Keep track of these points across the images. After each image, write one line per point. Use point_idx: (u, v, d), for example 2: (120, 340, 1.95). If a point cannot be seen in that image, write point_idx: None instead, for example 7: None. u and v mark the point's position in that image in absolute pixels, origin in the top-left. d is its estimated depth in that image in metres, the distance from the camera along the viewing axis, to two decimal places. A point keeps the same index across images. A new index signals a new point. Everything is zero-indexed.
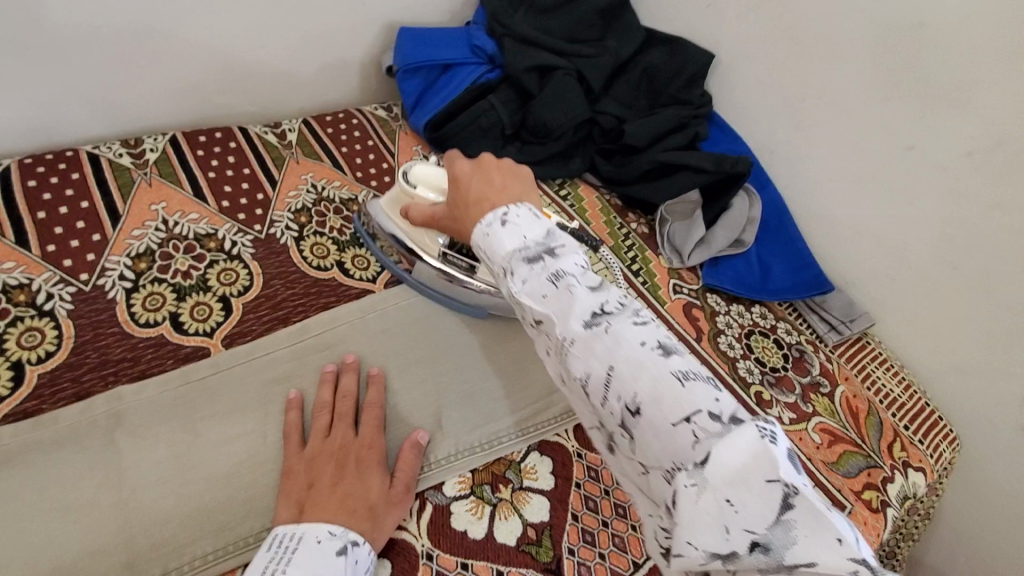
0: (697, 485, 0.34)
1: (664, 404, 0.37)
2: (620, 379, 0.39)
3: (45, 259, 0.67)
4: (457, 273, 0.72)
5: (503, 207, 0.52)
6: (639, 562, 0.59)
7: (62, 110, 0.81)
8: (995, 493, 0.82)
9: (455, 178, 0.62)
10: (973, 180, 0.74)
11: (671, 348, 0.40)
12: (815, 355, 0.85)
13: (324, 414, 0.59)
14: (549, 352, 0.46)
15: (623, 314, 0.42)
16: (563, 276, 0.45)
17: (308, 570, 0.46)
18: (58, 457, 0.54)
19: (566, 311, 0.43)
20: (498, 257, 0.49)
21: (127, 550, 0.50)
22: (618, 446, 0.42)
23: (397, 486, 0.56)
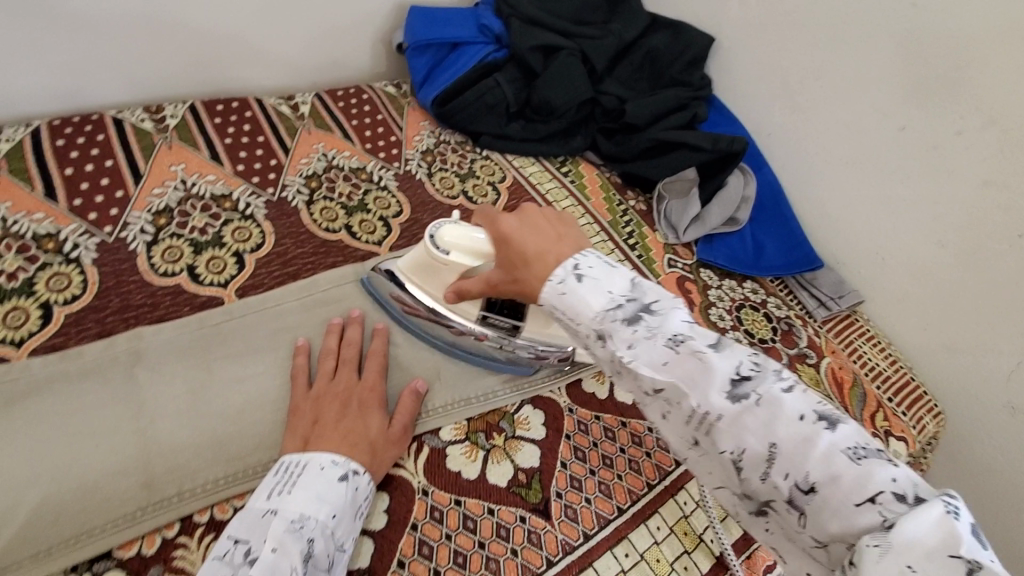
0: (880, 547, 0.35)
1: (843, 481, 0.39)
2: (788, 456, 0.41)
3: (72, 211, 0.71)
4: (501, 334, 0.68)
5: (570, 258, 0.52)
6: (624, 508, 0.63)
7: (88, 76, 0.85)
8: (978, 466, 0.84)
9: (505, 234, 0.57)
10: (960, 159, 0.77)
11: (833, 418, 0.41)
12: (803, 329, 0.88)
13: (329, 359, 0.63)
14: (673, 417, 0.47)
15: (766, 378, 0.43)
16: (682, 340, 0.46)
17: (312, 492, 0.50)
18: (83, 388, 0.58)
19: (702, 383, 0.44)
20: (586, 318, 0.49)
21: (145, 472, 0.54)
22: (776, 513, 0.43)
23: (395, 427, 0.60)
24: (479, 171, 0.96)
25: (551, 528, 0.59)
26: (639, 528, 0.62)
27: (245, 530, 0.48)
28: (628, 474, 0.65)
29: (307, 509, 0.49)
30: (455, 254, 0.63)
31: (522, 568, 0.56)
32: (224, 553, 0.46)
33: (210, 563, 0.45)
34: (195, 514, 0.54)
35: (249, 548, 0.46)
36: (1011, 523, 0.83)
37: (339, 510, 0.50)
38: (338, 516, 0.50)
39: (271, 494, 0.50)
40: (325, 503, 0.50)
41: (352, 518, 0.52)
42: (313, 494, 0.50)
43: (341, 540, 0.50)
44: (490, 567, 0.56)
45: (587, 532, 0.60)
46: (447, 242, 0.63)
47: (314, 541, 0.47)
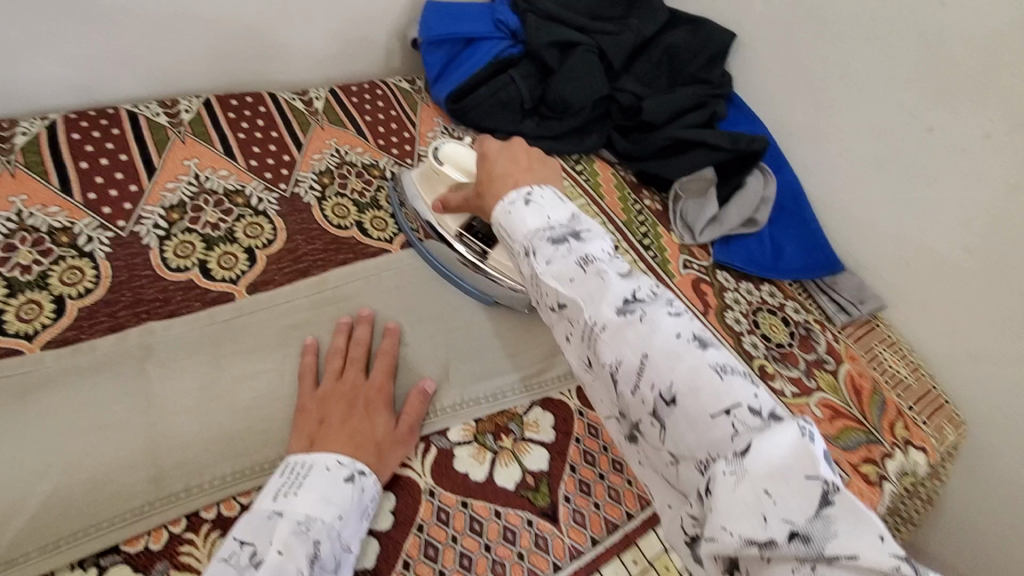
0: (736, 475, 0.34)
1: (703, 396, 0.38)
2: (656, 368, 0.40)
3: (86, 205, 0.71)
4: (468, 255, 0.73)
5: (526, 187, 0.54)
6: (634, 513, 0.61)
7: (106, 69, 0.85)
8: (1001, 481, 0.82)
9: (484, 153, 0.61)
10: (990, 163, 0.74)
11: (707, 341, 0.40)
12: (821, 334, 0.86)
13: (338, 359, 0.62)
14: (572, 336, 0.46)
15: (657, 303, 0.43)
16: (591, 261, 0.46)
17: (317, 495, 0.49)
18: (94, 382, 0.58)
19: (597, 297, 0.43)
20: (520, 235, 0.50)
21: (153, 468, 0.54)
22: (644, 436, 0.41)
23: (401, 427, 0.59)
24: None
25: (558, 533, 0.58)
26: (649, 534, 0.61)
27: (250, 532, 0.47)
28: (637, 479, 0.64)
29: (313, 511, 0.48)
30: (446, 167, 0.74)
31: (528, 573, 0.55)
32: (230, 555, 0.45)
33: (216, 565, 0.44)
34: (203, 511, 0.54)
35: (256, 551, 0.45)
36: None
37: (345, 512, 0.50)
38: (344, 518, 0.49)
39: (276, 495, 0.49)
40: (331, 506, 0.49)
41: (358, 520, 0.51)
42: (319, 497, 0.49)
43: (348, 543, 0.49)
44: (495, 570, 0.55)
45: (595, 537, 0.59)
46: (443, 154, 0.74)
47: (320, 544, 0.47)
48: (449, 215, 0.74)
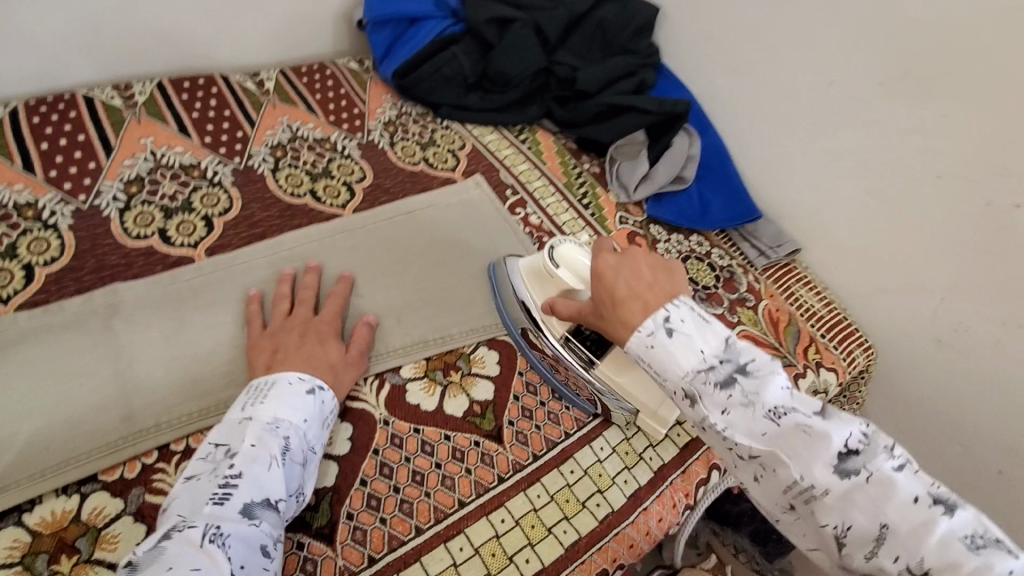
0: None
1: (961, 570, 0.38)
2: (900, 539, 0.40)
3: (48, 182, 0.75)
4: (574, 362, 0.68)
5: (661, 309, 0.51)
6: (571, 432, 0.69)
7: (58, 56, 0.88)
8: (907, 395, 0.92)
9: (599, 270, 0.57)
10: (884, 111, 0.83)
11: (948, 502, 0.41)
12: (744, 276, 0.95)
13: (286, 302, 0.68)
14: (766, 481, 0.46)
15: (874, 453, 0.43)
16: (785, 413, 0.45)
17: (282, 401, 0.56)
18: (65, 337, 0.62)
19: (809, 458, 0.43)
20: (675, 376, 0.49)
21: (125, 409, 0.59)
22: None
23: (352, 352, 0.66)
24: (439, 140, 1.00)
25: (502, 450, 0.65)
26: (584, 449, 0.68)
27: (223, 435, 0.53)
28: (574, 404, 0.71)
29: (281, 414, 0.55)
30: (562, 270, 0.66)
31: (475, 484, 0.62)
32: (206, 454, 0.52)
33: (195, 462, 0.51)
34: (172, 444, 0.59)
35: (229, 448, 0.52)
36: (941, 449, 0.89)
37: (309, 417, 0.57)
38: (308, 421, 0.56)
39: (244, 406, 0.55)
40: (296, 410, 0.56)
41: (320, 426, 0.58)
42: (284, 403, 0.56)
43: (312, 444, 0.56)
44: (445, 483, 0.62)
45: (536, 453, 0.66)
46: (561, 256, 0.66)
47: (289, 439, 0.54)
48: (556, 319, 0.67)
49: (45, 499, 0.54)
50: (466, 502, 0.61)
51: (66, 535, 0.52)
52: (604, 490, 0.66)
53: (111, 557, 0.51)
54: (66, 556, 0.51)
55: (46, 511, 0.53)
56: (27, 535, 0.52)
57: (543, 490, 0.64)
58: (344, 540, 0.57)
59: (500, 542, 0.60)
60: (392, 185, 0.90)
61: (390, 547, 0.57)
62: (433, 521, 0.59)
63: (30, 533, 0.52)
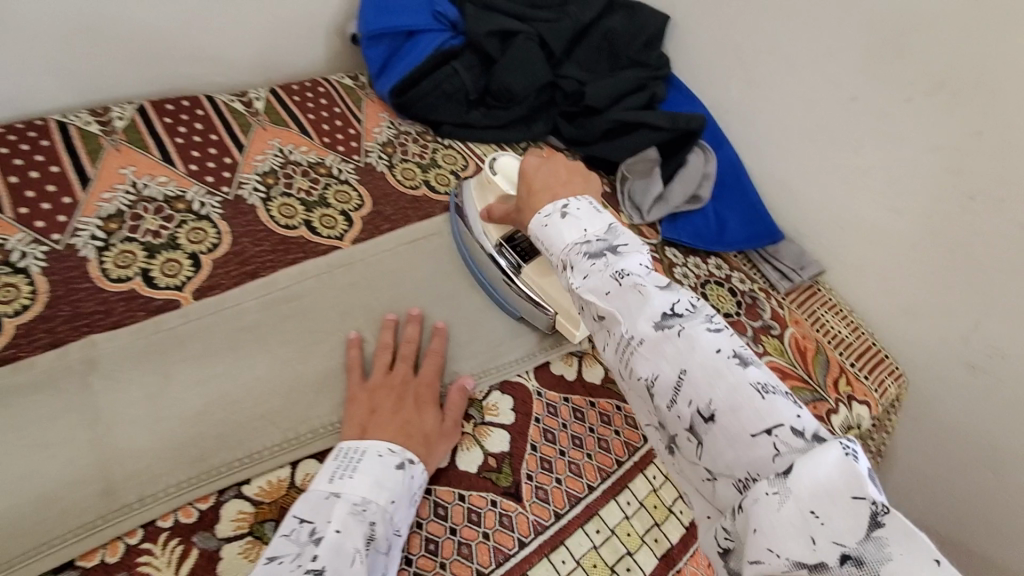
0: (779, 494, 0.37)
1: (743, 414, 0.41)
2: (693, 384, 0.43)
3: (18, 220, 0.69)
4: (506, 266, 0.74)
5: (563, 201, 0.60)
6: (595, 485, 0.63)
7: (31, 80, 0.82)
8: (941, 425, 0.87)
9: (524, 169, 0.68)
10: (913, 127, 0.78)
11: (747, 359, 0.43)
12: (767, 301, 0.90)
13: (387, 354, 0.66)
14: (608, 344, 0.50)
15: (696, 319, 0.46)
16: (626, 275, 0.49)
17: (371, 478, 0.53)
18: (36, 399, 0.56)
19: (635, 312, 0.47)
20: (559, 247, 0.56)
21: (104, 482, 0.53)
22: (681, 450, 0.45)
23: (447, 421, 0.62)
24: (441, 161, 0.95)
25: (522, 510, 0.60)
26: (610, 504, 0.63)
27: (310, 511, 0.51)
28: (597, 452, 0.66)
29: (369, 494, 0.52)
30: (499, 176, 0.77)
31: (495, 552, 0.57)
32: (290, 531, 0.49)
33: (278, 540, 0.48)
34: (159, 519, 0.53)
35: (314, 529, 0.49)
36: (977, 480, 0.85)
37: (397, 497, 0.53)
38: (396, 502, 0.53)
39: (332, 478, 0.54)
40: (384, 490, 0.53)
41: (407, 505, 0.54)
42: (372, 480, 0.53)
43: (398, 526, 0.53)
44: (462, 552, 0.56)
45: (558, 511, 0.61)
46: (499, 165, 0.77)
47: (375, 525, 0.51)
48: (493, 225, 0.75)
49: None
50: (485, 573, 0.55)
51: None
52: (634, 551, 0.61)
53: None
54: None
55: None
56: None
57: (568, 554, 0.58)
58: None
59: None
60: (392, 213, 0.84)
61: None
62: None
63: None
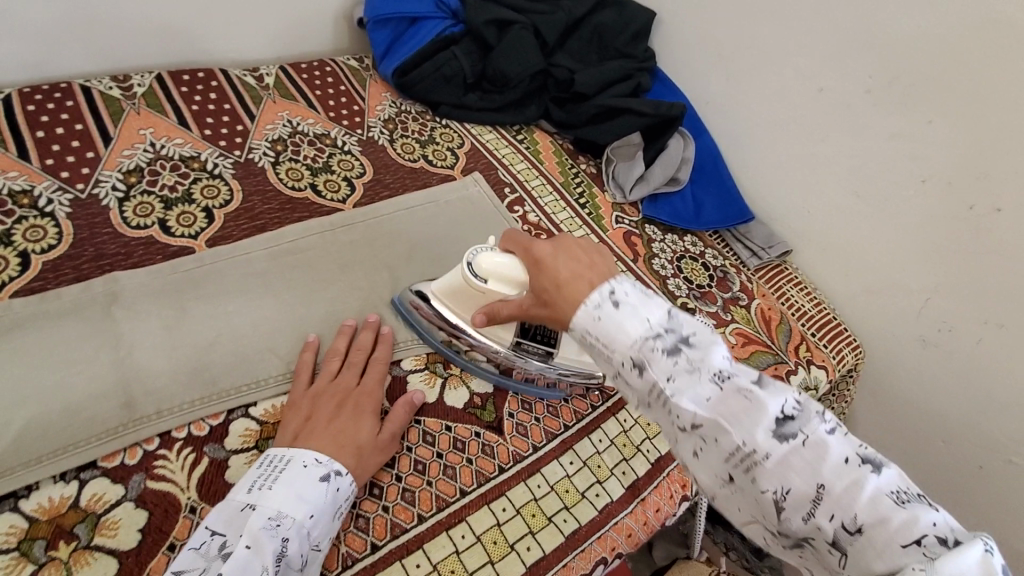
0: (926, 571, 0.34)
1: (890, 524, 0.37)
2: (833, 498, 0.39)
3: (45, 170, 0.75)
4: (534, 360, 0.70)
5: (607, 284, 0.50)
6: (570, 424, 0.70)
7: (56, 46, 0.88)
8: (894, 394, 0.94)
9: (538, 260, 0.55)
10: (872, 116, 0.85)
11: (877, 461, 0.40)
12: (736, 276, 0.97)
13: (337, 359, 0.66)
14: (707, 453, 0.45)
15: (809, 419, 0.43)
16: (727, 378, 0.44)
17: (291, 491, 0.51)
18: (63, 324, 0.62)
19: (748, 422, 0.42)
20: (622, 346, 0.47)
21: (124, 397, 0.59)
22: (816, 552, 0.41)
23: (385, 433, 0.61)
24: (439, 138, 1.01)
25: (502, 441, 0.66)
26: (583, 441, 0.69)
27: (222, 523, 0.50)
28: (572, 398, 0.72)
29: (285, 507, 0.50)
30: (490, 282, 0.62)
31: (477, 474, 0.63)
32: (200, 544, 0.48)
33: (186, 552, 0.48)
34: (174, 431, 0.58)
35: (226, 542, 0.48)
36: (921, 443, 0.93)
37: (317, 511, 0.52)
38: (315, 516, 0.51)
39: (252, 488, 0.52)
40: (304, 502, 0.51)
41: (331, 518, 0.53)
42: (292, 492, 0.51)
43: (317, 541, 0.51)
44: (447, 473, 0.62)
45: (535, 445, 0.67)
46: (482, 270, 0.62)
47: (288, 541, 0.49)
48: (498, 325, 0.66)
49: (43, 485, 0.53)
50: (468, 491, 0.61)
51: (64, 521, 0.51)
52: (603, 480, 0.67)
53: (111, 543, 0.51)
54: (63, 543, 0.50)
55: (43, 498, 0.52)
56: (24, 521, 0.51)
57: (543, 480, 0.65)
58: (347, 527, 0.56)
59: (501, 530, 0.60)
60: (392, 181, 0.90)
61: (393, 535, 0.57)
62: (436, 509, 0.59)
63: (26, 519, 0.51)
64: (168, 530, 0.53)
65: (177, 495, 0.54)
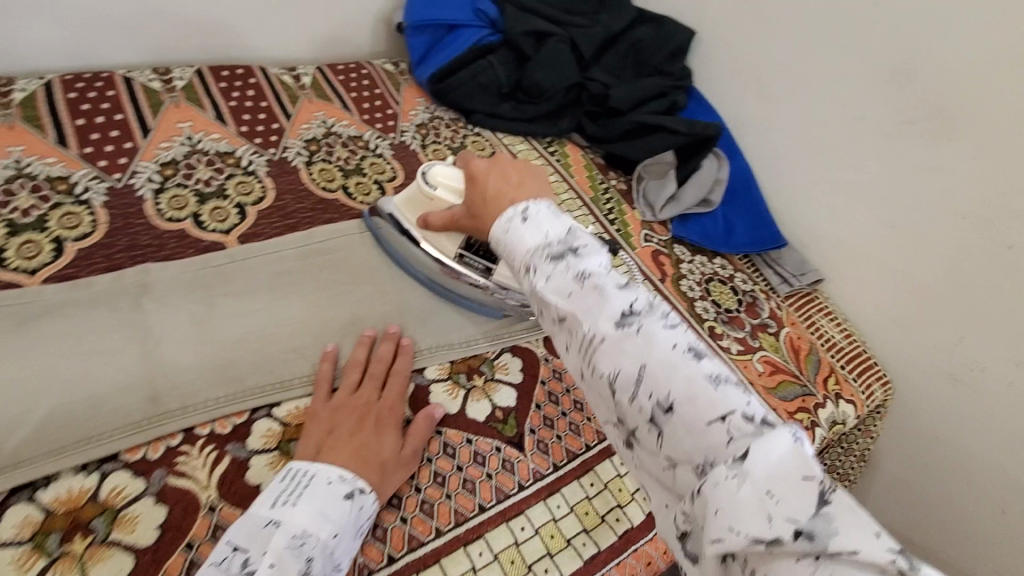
0: (738, 476, 0.36)
1: (700, 404, 0.40)
2: (655, 378, 0.42)
3: (83, 158, 0.75)
4: (473, 274, 0.72)
5: (523, 203, 0.54)
6: (592, 444, 0.68)
7: (102, 36, 0.90)
8: (922, 435, 0.92)
9: (472, 175, 0.62)
10: (915, 147, 0.83)
11: (702, 352, 0.42)
12: (766, 302, 0.95)
13: (356, 371, 0.64)
14: (571, 345, 0.47)
15: (653, 316, 0.45)
16: (589, 275, 0.47)
17: (316, 508, 0.51)
18: (93, 313, 0.62)
19: (596, 312, 0.45)
20: (520, 253, 0.51)
21: (149, 391, 0.58)
22: (642, 442, 0.43)
23: (407, 449, 0.59)
24: (471, 146, 1.01)
25: (523, 458, 0.65)
26: (605, 462, 0.67)
27: (245, 537, 0.49)
28: (595, 417, 0.71)
29: (309, 526, 0.49)
30: (439, 191, 0.71)
31: (496, 490, 0.61)
32: (222, 560, 0.47)
33: (208, 568, 0.47)
34: (197, 427, 0.58)
35: (249, 558, 0.47)
36: (951, 485, 0.89)
37: (340, 531, 0.51)
38: (338, 536, 0.50)
39: (276, 503, 0.51)
40: (329, 522, 0.50)
41: (353, 538, 0.52)
42: (317, 510, 0.51)
43: (339, 562, 0.50)
44: (466, 487, 0.61)
45: (556, 463, 0.65)
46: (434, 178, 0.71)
47: (312, 561, 0.48)
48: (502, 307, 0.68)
49: (63, 476, 0.53)
50: (486, 507, 0.60)
51: (83, 514, 0.51)
52: (624, 505, 0.65)
53: (129, 538, 0.50)
54: (80, 536, 0.50)
55: (62, 490, 0.52)
56: (41, 512, 0.50)
57: (562, 501, 0.63)
58: (365, 537, 0.55)
59: (519, 550, 0.59)
60: None
61: (410, 548, 0.56)
62: (453, 524, 0.58)
63: (43, 510, 0.50)
64: (186, 528, 0.52)
65: (198, 493, 0.54)
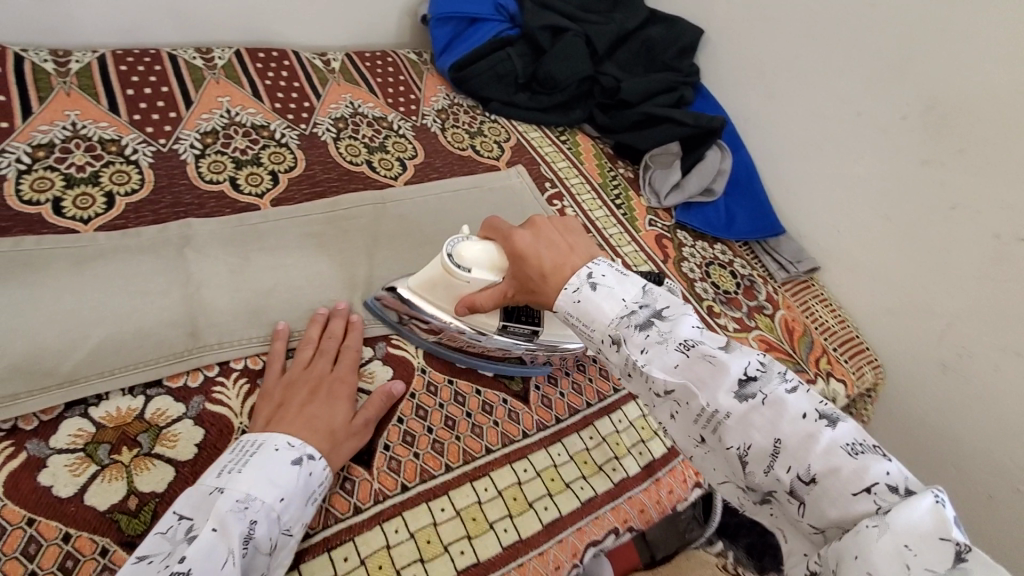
0: (880, 527, 0.39)
1: (841, 474, 0.42)
2: (789, 450, 0.44)
3: (132, 124, 0.82)
4: (521, 341, 0.69)
5: (585, 268, 0.56)
6: (592, 402, 0.73)
7: (149, 17, 0.97)
8: (908, 418, 0.96)
9: (518, 251, 0.60)
10: (908, 141, 0.88)
11: (833, 417, 0.45)
12: (763, 286, 1.00)
13: (308, 347, 0.65)
14: (682, 416, 0.50)
15: (770, 380, 0.47)
16: (693, 344, 0.49)
17: (261, 474, 0.51)
18: (140, 259, 0.68)
19: (712, 384, 0.47)
20: (603, 324, 0.53)
21: (191, 329, 0.64)
22: (779, 502, 0.47)
23: (358, 420, 0.60)
24: (487, 132, 1.07)
25: (528, 410, 0.69)
26: (604, 419, 0.72)
27: (190, 506, 0.49)
28: (596, 378, 0.75)
29: (254, 490, 0.50)
30: (476, 272, 0.64)
31: (501, 435, 0.66)
32: (167, 529, 0.47)
33: (152, 538, 0.47)
34: (232, 361, 0.64)
35: (193, 526, 0.47)
36: (936, 468, 0.93)
37: (287, 495, 0.51)
38: (285, 500, 0.51)
39: (222, 472, 0.51)
40: (275, 487, 0.51)
41: (302, 503, 0.53)
42: (262, 476, 0.51)
43: (288, 525, 0.51)
44: (474, 431, 0.66)
45: (558, 416, 0.70)
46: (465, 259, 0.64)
47: (256, 524, 0.48)
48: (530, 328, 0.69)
49: (112, 396, 0.58)
50: (492, 449, 0.65)
51: (130, 429, 0.56)
52: (620, 457, 0.70)
53: (170, 452, 0.56)
54: (127, 448, 0.55)
55: (111, 408, 0.57)
56: (92, 426, 0.56)
57: (563, 449, 0.68)
58: (380, 467, 0.60)
59: (521, 488, 0.63)
60: (441, 165, 0.96)
61: (422, 479, 0.61)
62: (462, 462, 0.63)
63: (94, 424, 0.56)
64: (222, 447, 0.58)
65: (232, 419, 0.60)
